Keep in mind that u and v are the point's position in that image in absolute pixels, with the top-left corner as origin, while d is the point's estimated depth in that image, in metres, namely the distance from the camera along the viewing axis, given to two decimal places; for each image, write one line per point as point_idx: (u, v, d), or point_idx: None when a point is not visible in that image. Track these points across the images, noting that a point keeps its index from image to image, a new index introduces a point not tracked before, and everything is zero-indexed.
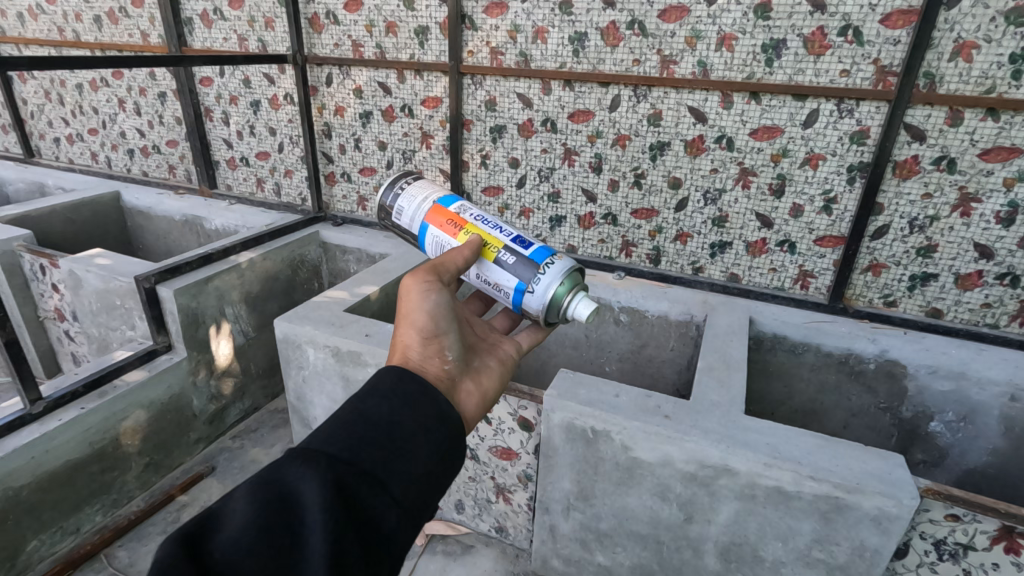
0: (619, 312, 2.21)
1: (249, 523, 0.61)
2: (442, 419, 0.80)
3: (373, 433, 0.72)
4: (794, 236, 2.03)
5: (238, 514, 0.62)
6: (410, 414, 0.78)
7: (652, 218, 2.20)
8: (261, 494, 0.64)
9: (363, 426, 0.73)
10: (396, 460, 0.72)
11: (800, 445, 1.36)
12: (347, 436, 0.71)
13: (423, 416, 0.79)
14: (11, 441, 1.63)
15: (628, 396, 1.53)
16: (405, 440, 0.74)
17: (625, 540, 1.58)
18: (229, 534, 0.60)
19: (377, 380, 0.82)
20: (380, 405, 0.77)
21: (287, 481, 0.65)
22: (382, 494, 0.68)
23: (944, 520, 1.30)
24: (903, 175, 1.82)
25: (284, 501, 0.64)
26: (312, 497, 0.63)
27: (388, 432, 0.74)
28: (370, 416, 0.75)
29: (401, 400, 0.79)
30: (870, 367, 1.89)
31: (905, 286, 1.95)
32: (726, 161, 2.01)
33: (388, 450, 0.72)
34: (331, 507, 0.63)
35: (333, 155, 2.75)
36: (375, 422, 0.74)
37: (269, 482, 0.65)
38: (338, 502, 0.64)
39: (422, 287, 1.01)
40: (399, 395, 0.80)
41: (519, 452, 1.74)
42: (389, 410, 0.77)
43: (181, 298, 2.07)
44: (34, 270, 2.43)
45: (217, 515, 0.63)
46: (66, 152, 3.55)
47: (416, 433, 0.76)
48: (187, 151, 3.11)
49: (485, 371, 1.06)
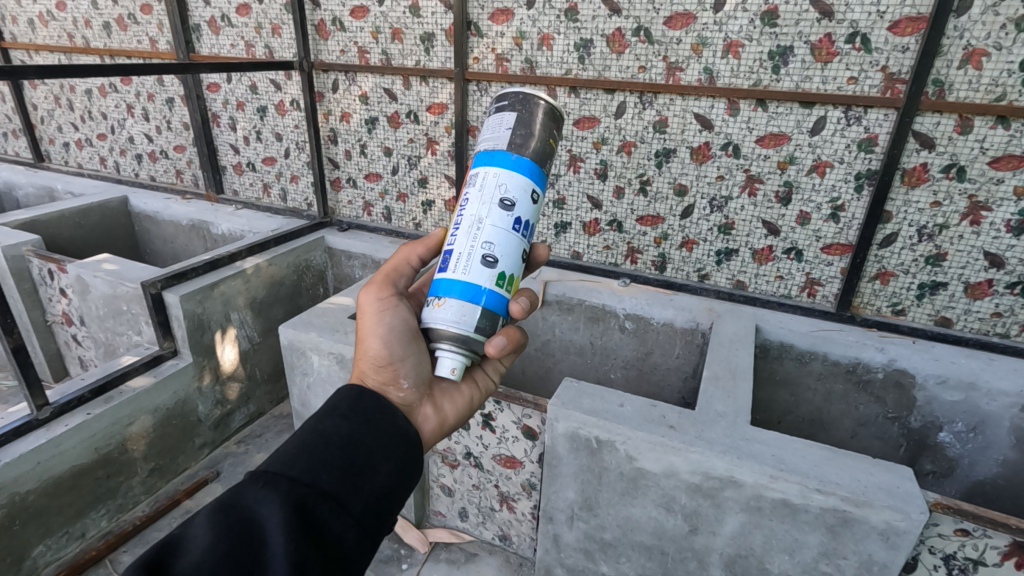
0: (623, 319, 2.20)
1: (210, 547, 0.60)
2: (401, 437, 0.82)
3: (334, 454, 0.73)
4: (800, 243, 2.01)
5: (200, 538, 0.61)
6: (370, 433, 0.79)
7: (658, 225, 2.20)
8: (223, 519, 0.64)
9: (323, 446, 0.74)
10: (356, 478, 0.73)
11: (807, 457, 1.35)
12: (307, 457, 0.72)
13: (383, 435, 0.80)
14: (18, 446, 1.64)
15: (633, 405, 1.52)
16: (365, 459, 0.75)
17: (629, 550, 1.57)
18: (190, 559, 0.59)
19: (333, 403, 0.83)
20: (340, 425, 0.78)
21: (248, 504, 0.65)
22: (343, 514, 0.69)
23: (953, 534, 1.28)
24: (911, 183, 1.80)
25: (246, 524, 0.64)
26: (273, 518, 0.63)
27: (349, 452, 0.75)
28: (329, 436, 0.76)
29: (359, 419, 0.80)
30: (878, 376, 1.87)
31: (914, 294, 1.93)
32: (732, 168, 2.00)
33: (348, 470, 0.73)
34: (292, 529, 0.63)
35: (339, 160, 2.76)
36: (335, 441, 0.75)
37: (230, 505, 0.65)
38: (299, 523, 0.64)
39: (376, 309, 1.02)
40: (358, 414, 0.81)
41: (522, 460, 1.73)
42: (349, 429, 0.78)
43: (186, 304, 2.08)
44: (42, 275, 2.45)
45: (178, 541, 0.62)
46: (75, 157, 3.58)
47: (375, 452, 0.77)
48: (194, 157, 3.13)
49: (451, 392, 1.07)
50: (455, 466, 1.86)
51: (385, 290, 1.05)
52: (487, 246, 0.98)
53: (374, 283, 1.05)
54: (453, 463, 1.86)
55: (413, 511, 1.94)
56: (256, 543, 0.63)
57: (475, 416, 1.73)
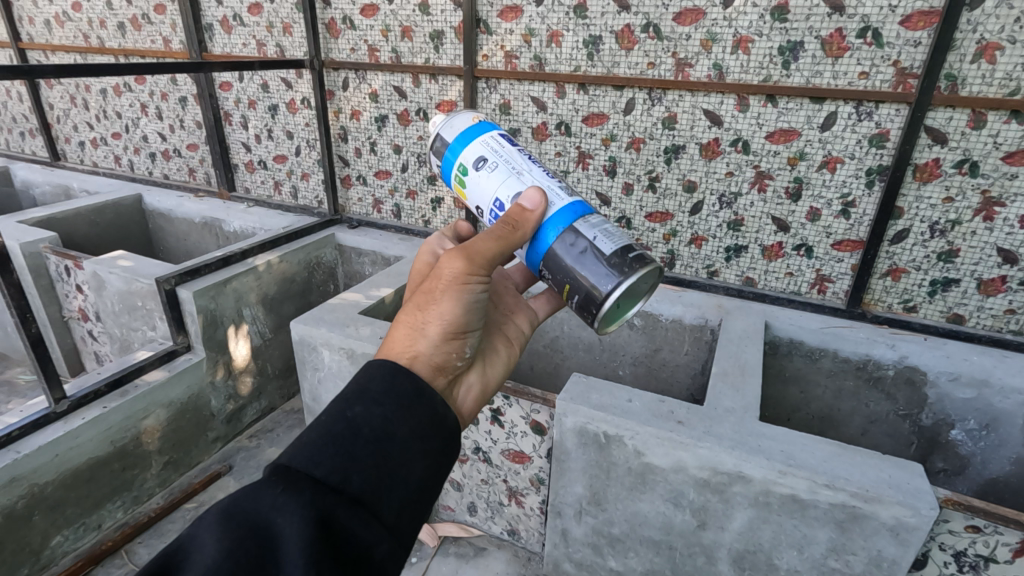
0: (632, 315, 2.20)
1: (216, 566, 0.55)
2: (440, 428, 0.74)
3: (364, 451, 0.66)
4: (811, 239, 2.00)
5: (206, 550, 0.57)
6: (406, 423, 0.71)
7: (667, 222, 2.19)
8: (232, 529, 0.59)
9: (349, 439, 0.66)
10: (386, 481, 0.66)
11: (816, 453, 1.35)
12: (333, 453, 0.65)
13: (420, 424, 0.72)
14: (37, 438, 1.68)
15: (641, 401, 1.53)
16: (399, 455, 0.68)
17: (637, 545, 1.57)
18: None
19: (368, 380, 0.74)
20: (372, 412, 0.70)
21: (262, 512, 0.59)
22: (372, 523, 0.63)
23: (964, 531, 1.27)
24: (923, 179, 1.79)
25: (260, 535, 0.59)
26: (291, 532, 0.58)
27: (380, 446, 0.68)
28: (359, 426, 0.68)
29: (394, 404, 0.72)
30: (889, 373, 1.87)
31: (925, 291, 1.92)
32: (742, 165, 1.99)
33: (377, 470, 0.66)
34: (312, 546, 0.57)
35: (349, 158, 2.78)
36: (366, 435, 0.67)
37: (242, 512, 0.60)
38: (322, 538, 0.58)
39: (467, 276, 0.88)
40: (393, 397, 0.72)
41: (531, 455, 1.74)
42: (382, 419, 0.70)
43: (199, 300, 2.11)
44: (59, 271, 2.50)
45: (183, 551, 0.58)
46: (91, 156, 3.63)
47: (411, 446, 0.70)
48: (206, 155, 3.17)
49: (490, 355, 1.01)
50: (464, 461, 1.87)
51: (486, 267, 0.89)
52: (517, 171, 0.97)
53: (478, 252, 0.87)
54: (462, 458, 1.87)
55: None
56: (268, 560, 0.57)
57: (483, 411, 1.74)
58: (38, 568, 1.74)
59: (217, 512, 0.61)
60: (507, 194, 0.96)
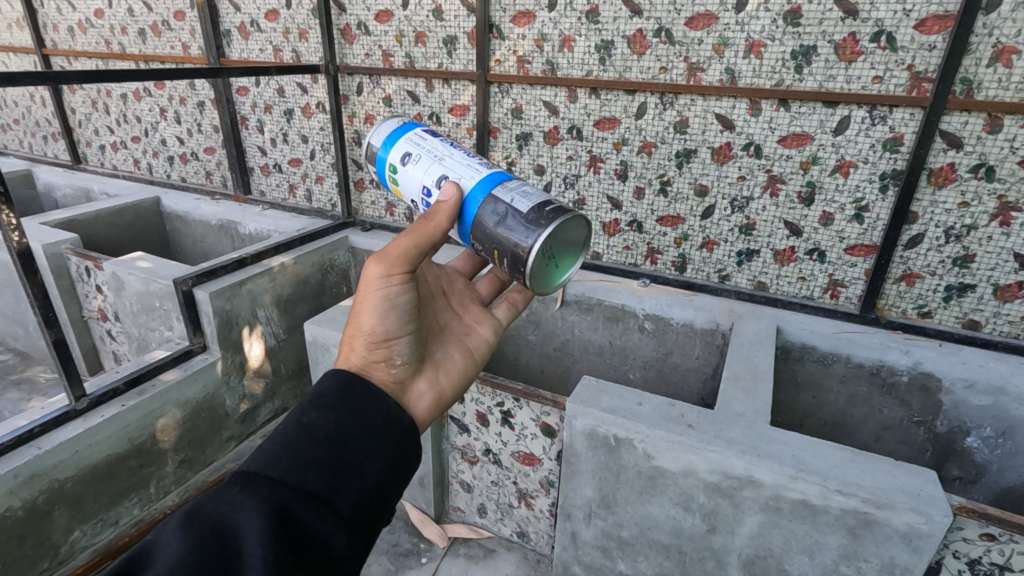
0: (643, 319, 2.20)
1: (179, 562, 0.57)
2: (393, 429, 0.78)
3: (319, 452, 0.70)
4: (823, 244, 1.99)
5: (171, 548, 0.59)
6: (358, 427, 0.75)
7: (678, 226, 2.19)
8: (193, 528, 0.61)
9: (306, 443, 0.70)
10: (343, 479, 0.70)
11: (828, 458, 1.34)
12: (290, 455, 0.69)
13: (374, 426, 0.77)
14: (58, 435, 1.72)
15: (651, 404, 1.53)
16: (353, 455, 0.72)
17: (646, 548, 1.58)
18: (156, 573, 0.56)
19: (322, 389, 0.79)
20: (326, 417, 0.75)
21: (221, 511, 0.62)
22: (328, 517, 0.66)
23: (978, 539, 1.25)
24: (938, 184, 1.77)
25: (222, 532, 0.61)
26: (250, 525, 0.61)
27: (336, 447, 0.72)
28: (315, 430, 0.72)
29: (348, 409, 0.77)
30: (903, 380, 1.85)
31: (941, 296, 1.89)
32: (754, 169, 1.99)
33: (334, 469, 0.70)
34: (271, 535, 0.60)
35: (363, 162, 2.81)
36: (321, 437, 0.72)
37: (204, 513, 0.62)
38: (279, 534, 0.62)
39: (384, 283, 0.95)
40: (346, 403, 0.77)
41: (541, 457, 1.74)
42: (337, 422, 0.75)
43: (216, 300, 2.14)
44: (80, 272, 2.56)
45: (147, 552, 0.59)
46: (110, 160, 3.70)
47: (366, 446, 0.74)
48: (223, 159, 3.22)
49: (444, 365, 1.06)
50: (474, 463, 1.88)
51: (401, 264, 0.95)
52: (441, 156, 1.07)
53: (391, 254, 0.95)
54: (472, 459, 1.88)
55: (433, 506, 1.97)
56: (232, 553, 0.60)
57: (494, 412, 1.75)
58: (57, 563, 1.77)
59: (179, 516, 0.63)
60: (433, 179, 1.06)
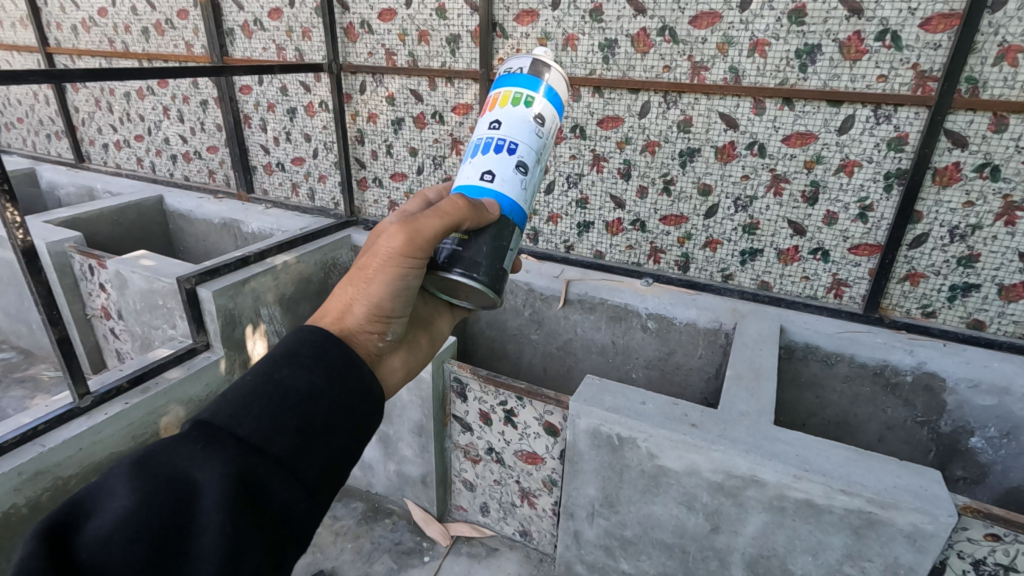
0: (646, 318, 2.20)
1: (129, 516, 0.56)
2: (366, 398, 0.75)
3: (289, 414, 0.67)
4: (827, 244, 1.98)
5: (119, 498, 0.58)
6: (332, 390, 0.72)
7: (681, 225, 2.19)
8: (145, 479, 0.59)
9: (276, 403, 0.67)
10: (311, 443, 0.68)
11: (832, 457, 1.34)
12: (258, 413, 0.66)
13: (347, 392, 0.73)
14: (62, 433, 1.73)
15: (655, 403, 1.53)
16: (323, 421, 0.69)
17: (649, 548, 1.58)
18: (101, 525, 0.56)
19: (299, 345, 0.75)
20: (300, 376, 0.71)
21: (178, 464, 0.60)
22: (291, 483, 0.64)
23: (983, 539, 1.24)
24: (943, 183, 1.77)
25: (176, 487, 0.59)
26: (208, 487, 0.59)
27: (306, 410, 0.69)
28: (287, 389, 0.69)
29: (323, 371, 0.73)
30: (907, 379, 1.85)
31: (945, 296, 1.89)
32: (758, 168, 1.99)
33: (302, 433, 0.67)
34: (228, 498, 0.59)
35: (365, 161, 2.81)
36: (292, 399, 0.68)
37: (158, 464, 0.60)
38: (238, 498, 0.60)
39: (402, 262, 0.91)
40: (322, 364, 0.73)
41: (544, 456, 1.73)
42: (310, 384, 0.71)
43: (219, 299, 2.13)
44: (84, 270, 2.56)
45: (92, 499, 0.58)
46: (114, 158, 3.71)
47: (337, 412, 0.71)
48: (226, 157, 3.23)
49: (416, 344, 1.05)
50: (477, 462, 1.88)
51: (427, 247, 0.93)
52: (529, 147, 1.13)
53: (421, 234, 0.91)
54: (475, 458, 1.88)
55: (436, 505, 1.97)
56: (184, 510, 0.59)
57: (497, 411, 1.75)
58: None
59: (130, 461, 0.61)
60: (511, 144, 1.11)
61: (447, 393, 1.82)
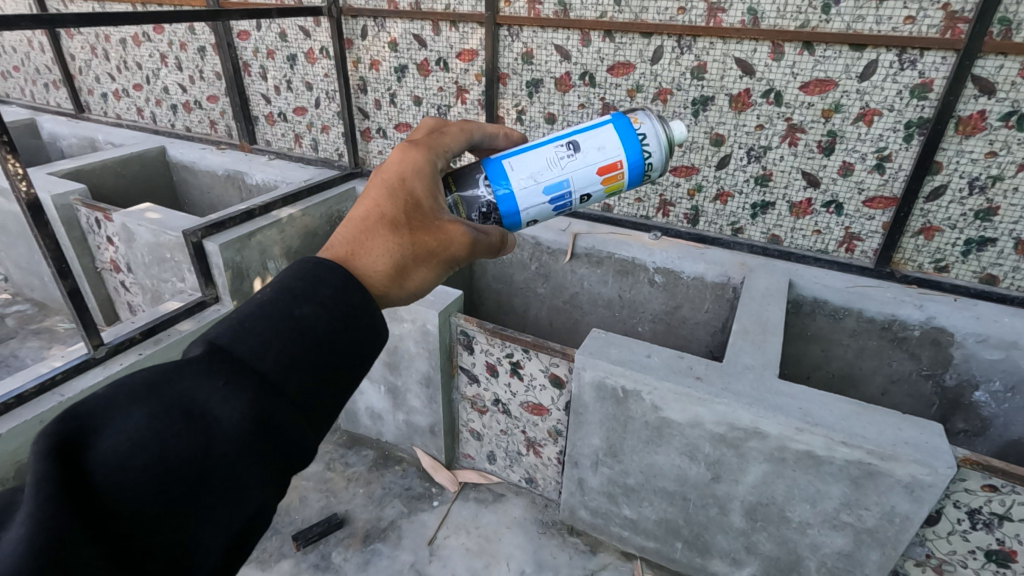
0: (653, 272, 2.19)
1: (142, 441, 0.55)
2: (376, 345, 0.73)
3: (308, 353, 0.65)
4: (841, 196, 1.93)
5: (132, 422, 0.56)
6: (351, 334, 0.70)
7: (692, 176, 2.14)
8: (158, 405, 0.57)
9: (295, 341, 0.65)
10: (325, 385, 0.66)
11: (835, 410, 1.35)
12: (277, 349, 0.64)
13: (364, 337, 0.71)
14: (79, 383, 1.78)
15: (660, 356, 1.53)
16: (338, 363, 0.68)
17: (651, 495, 1.63)
18: (115, 446, 0.54)
19: (327, 280, 0.71)
20: (320, 316, 0.68)
21: (193, 393, 0.58)
22: (303, 423, 0.63)
23: (980, 490, 1.26)
24: (966, 132, 1.70)
25: (190, 416, 0.58)
26: (224, 419, 0.58)
27: (325, 352, 0.67)
28: (307, 328, 0.66)
29: (344, 313, 0.70)
30: (914, 334, 1.84)
31: (959, 250, 1.85)
32: (773, 117, 1.92)
33: (319, 374, 0.66)
34: (245, 434, 0.58)
35: (369, 110, 2.74)
36: (312, 338, 0.66)
37: (173, 390, 0.58)
38: (252, 435, 0.59)
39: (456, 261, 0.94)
40: (343, 305, 0.70)
41: (549, 408, 1.76)
42: (330, 325, 0.68)
43: (226, 252, 2.13)
44: (91, 223, 2.56)
45: (100, 416, 0.55)
46: (114, 108, 3.64)
47: (353, 359, 0.70)
48: (227, 107, 3.16)
49: None
50: (484, 412, 1.91)
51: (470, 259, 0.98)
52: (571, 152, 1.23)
53: (477, 251, 0.96)
54: (482, 409, 1.91)
55: (444, 453, 2.03)
56: (199, 439, 0.57)
57: (503, 363, 1.77)
58: None
59: (142, 381, 0.59)
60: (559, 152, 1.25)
61: (454, 345, 1.84)
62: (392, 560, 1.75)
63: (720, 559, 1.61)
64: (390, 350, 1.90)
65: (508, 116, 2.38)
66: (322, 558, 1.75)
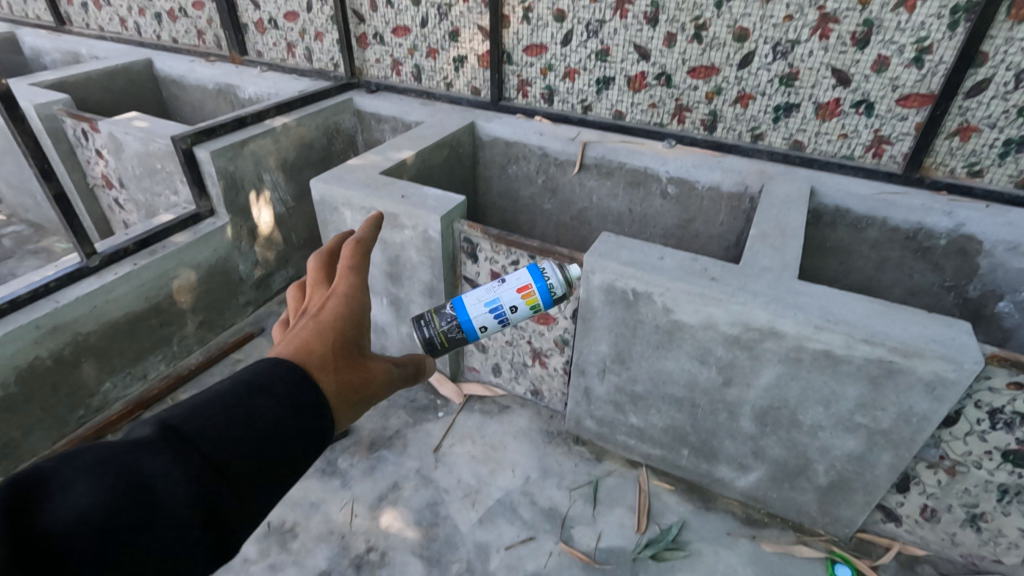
0: (666, 183, 2.08)
1: (209, 415, 0.59)
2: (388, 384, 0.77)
3: (346, 377, 0.69)
4: (873, 95, 1.79)
5: (201, 404, 0.60)
6: (375, 384, 0.74)
7: (711, 78, 1.98)
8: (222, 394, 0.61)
9: (341, 396, 0.68)
10: (355, 408, 0.70)
11: (857, 309, 1.28)
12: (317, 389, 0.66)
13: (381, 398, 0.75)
14: (74, 291, 1.73)
15: (673, 258, 1.46)
16: (365, 400, 0.72)
17: (659, 402, 1.60)
18: (182, 415, 0.58)
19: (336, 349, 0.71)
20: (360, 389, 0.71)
21: (257, 379, 0.64)
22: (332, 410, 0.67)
23: (1005, 389, 1.21)
24: (1019, 17, 1.54)
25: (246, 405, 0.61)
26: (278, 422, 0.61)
27: (360, 373, 0.71)
28: (352, 381, 0.70)
29: (374, 381, 0.73)
30: (940, 243, 1.75)
31: (997, 152, 1.73)
32: (804, 6, 1.75)
33: (350, 395, 0.69)
34: (291, 415, 0.62)
35: (364, 13, 2.55)
36: (347, 398, 0.69)
37: (233, 390, 0.62)
38: (296, 433, 0.62)
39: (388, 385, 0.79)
40: (366, 371, 0.72)
41: (556, 317, 1.71)
42: (361, 373, 0.71)
43: (218, 161, 2.04)
44: (78, 136, 2.46)
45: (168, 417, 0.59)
46: (96, 20, 3.43)
47: (376, 392, 0.74)
48: (214, 15, 2.96)
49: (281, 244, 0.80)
50: None
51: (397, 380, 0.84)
52: None
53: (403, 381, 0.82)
54: None
55: (449, 366, 2.00)
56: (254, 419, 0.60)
57: (509, 272, 1.70)
58: (94, 410, 1.87)
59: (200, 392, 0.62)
60: None
61: (457, 254, 1.77)
62: (398, 466, 1.76)
63: (726, 465, 1.61)
64: (391, 260, 1.83)
65: (514, 15, 2.20)
66: (328, 464, 1.76)
